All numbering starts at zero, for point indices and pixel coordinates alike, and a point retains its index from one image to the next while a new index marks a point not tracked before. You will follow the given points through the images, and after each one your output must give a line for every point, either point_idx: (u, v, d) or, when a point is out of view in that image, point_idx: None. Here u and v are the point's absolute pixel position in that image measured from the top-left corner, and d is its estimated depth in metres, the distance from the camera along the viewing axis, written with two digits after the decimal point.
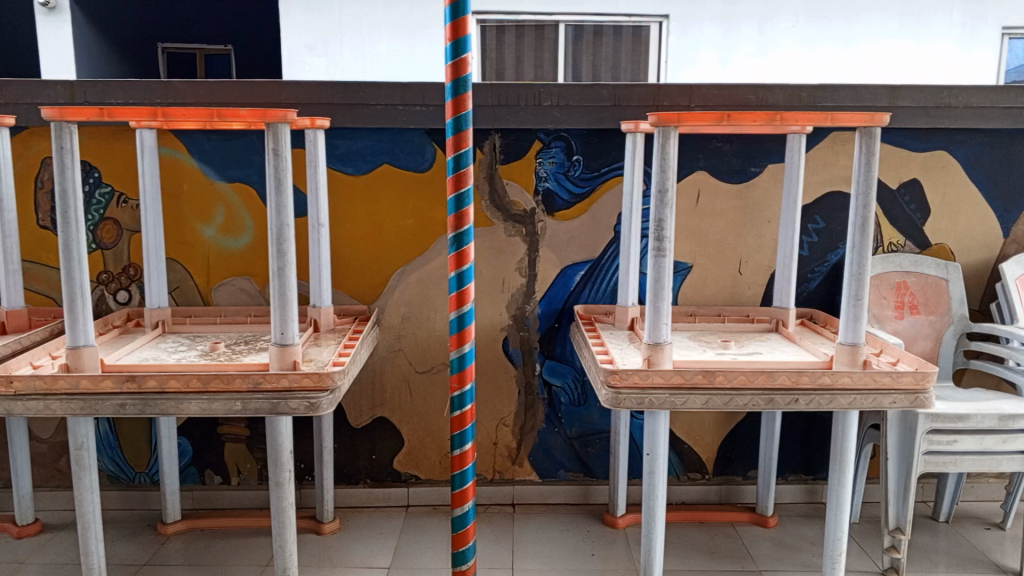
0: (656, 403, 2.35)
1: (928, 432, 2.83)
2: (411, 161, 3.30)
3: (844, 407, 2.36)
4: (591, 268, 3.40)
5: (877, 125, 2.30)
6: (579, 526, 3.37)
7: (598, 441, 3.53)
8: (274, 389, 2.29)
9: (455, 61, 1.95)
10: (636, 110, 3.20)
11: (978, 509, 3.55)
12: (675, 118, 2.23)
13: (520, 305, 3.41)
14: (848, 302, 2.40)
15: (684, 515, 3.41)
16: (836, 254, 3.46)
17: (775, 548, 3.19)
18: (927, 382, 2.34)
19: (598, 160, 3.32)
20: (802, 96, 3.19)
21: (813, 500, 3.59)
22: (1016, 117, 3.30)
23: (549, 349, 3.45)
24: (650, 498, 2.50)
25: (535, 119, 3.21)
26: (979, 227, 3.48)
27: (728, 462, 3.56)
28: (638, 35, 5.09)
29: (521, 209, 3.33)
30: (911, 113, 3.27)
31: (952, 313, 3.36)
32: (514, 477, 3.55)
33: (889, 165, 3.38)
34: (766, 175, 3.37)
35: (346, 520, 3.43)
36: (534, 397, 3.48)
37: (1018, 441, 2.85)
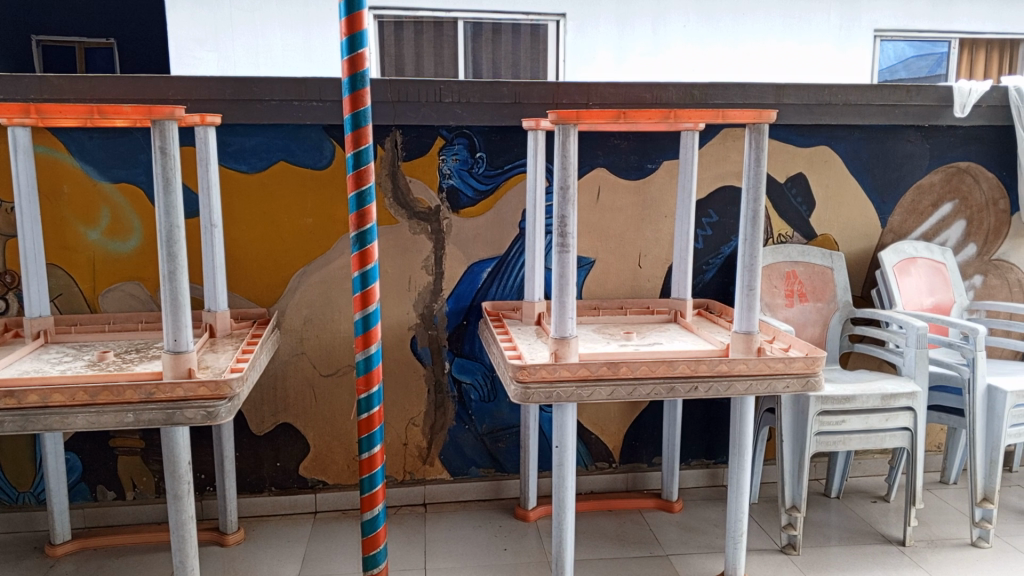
0: (563, 396, 2.38)
1: (819, 413, 2.98)
2: (310, 159, 3.22)
3: (742, 393, 2.47)
4: (497, 264, 3.40)
5: (765, 122, 2.40)
6: (491, 522, 3.38)
7: (508, 436, 3.55)
8: (168, 398, 2.19)
9: (352, 56, 1.92)
10: (536, 107, 3.23)
11: (865, 484, 3.77)
12: (574, 116, 2.26)
13: (427, 303, 3.38)
14: (742, 292, 2.50)
15: (593, 505, 3.48)
16: (729, 247, 3.59)
17: (681, 532, 3.29)
18: (816, 366, 2.47)
19: (502, 157, 3.32)
20: (694, 94, 3.30)
21: (714, 484, 3.73)
22: (889, 114, 3.53)
23: (458, 347, 3.44)
24: (560, 490, 2.53)
25: (436, 116, 3.19)
26: (860, 218, 3.68)
27: (634, 450, 3.64)
28: (537, 33, 5.15)
29: (426, 206, 3.30)
30: (795, 110, 3.43)
31: (837, 300, 3.55)
32: (425, 477, 3.52)
33: (776, 160, 3.54)
34: (663, 172, 3.47)
35: (250, 530, 3.32)
36: (444, 396, 3.46)
37: (899, 418, 3.04)
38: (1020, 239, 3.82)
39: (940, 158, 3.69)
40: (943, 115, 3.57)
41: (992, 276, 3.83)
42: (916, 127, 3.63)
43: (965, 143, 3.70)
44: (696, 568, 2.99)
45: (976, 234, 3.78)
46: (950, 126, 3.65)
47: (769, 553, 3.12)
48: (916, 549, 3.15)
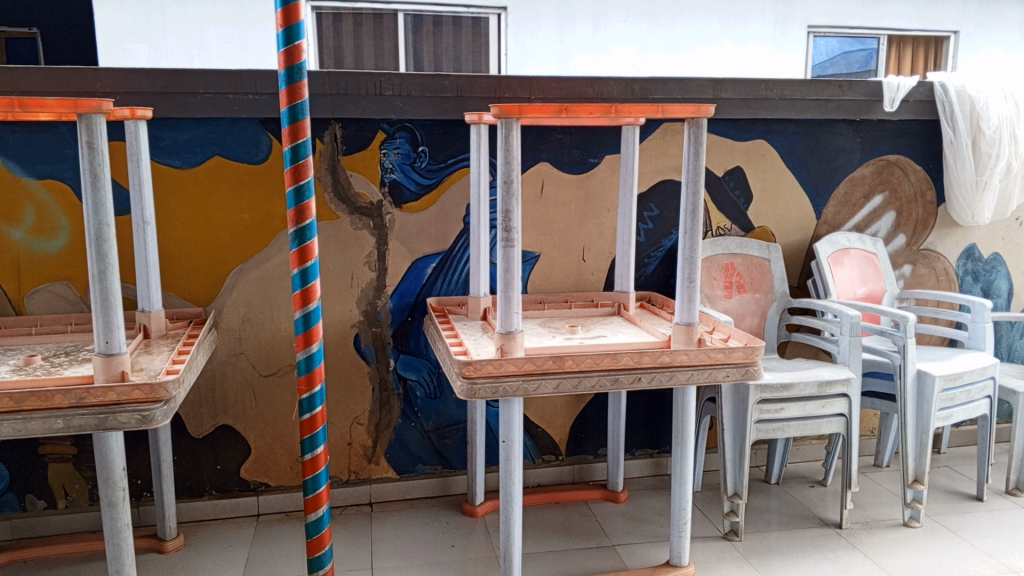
0: (509, 391, 2.37)
1: (759, 401, 3.05)
2: (245, 153, 3.14)
3: (683, 382, 2.50)
4: (442, 260, 3.38)
5: (704, 116, 2.43)
6: (438, 518, 3.36)
7: (454, 432, 3.53)
8: (100, 403, 2.11)
9: (288, 47, 1.88)
10: (478, 101, 3.21)
11: (803, 469, 3.88)
12: (517, 110, 2.25)
13: (371, 300, 3.34)
14: (683, 284, 2.54)
15: (540, 498, 3.49)
16: (669, 240, 3.64)
17: (626, 522, 3.32)
18: (755, 356, 2.53)
19: (445, 151, 3.30)
20: (635, 89, 3.33)
21: (658, 473, 3.78)
22: (822, 108, 3.62)
23: (402, 344, 3.41)
24: (507, 485, 2.53)
25: (376, 109, 3.14)
26: (796, 210, 3.77)
27: (580, 442, 3.67)
28: (477, 27, 5.14)
29: (367, 201, 3.26)
30: (733, 104, 3.49)
31: (774, 290, 3.62)
32: (370, 476, 3.48)
33: (715, 153, 3.59)
34: (605, 166, 3.49)
35: (191, 536, 3.23)
36: (389, 393, 3.43)
37: (835, 405, 3.13)
38: (946, 229, 3.97)
39: (871, 151, 3.80)
40: (874, 109, 3.69)
41: (921, 265, 3.97)
42: (848, 121, 3.74)
43: (895, 136, 3.82)
44: (642, 558, 3.02)
45: (905, 225, 3.91)
46: (881, 120, 3.77)
47: (712, 540, 3.18)
48: (852, 531, 3.25)
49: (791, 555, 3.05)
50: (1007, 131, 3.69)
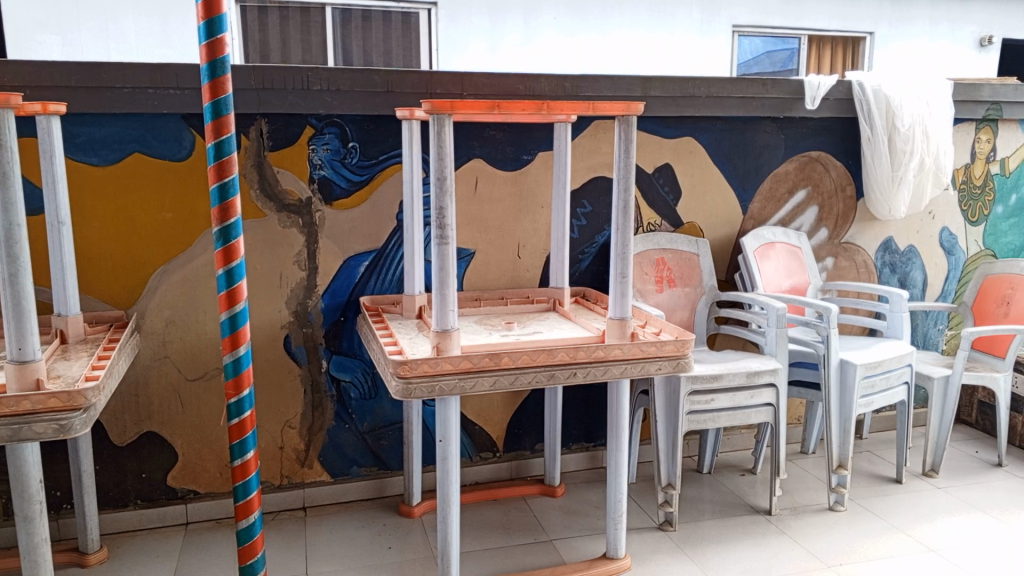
0: (445, 389, 2.35)
1: (690, 393, 3.10)
2: (167, 150, 3.03)
3: (618, 376, 2.53)
4: (375, 258, 3.33)
5: (634, 113, 2.47)
6: (375, 521, 3.31)
7: (389, 433, 3.49)
8: (13, 413, 1.99)
9: (210, 40, 1.84)
10: (409, 97, 3.17)
11: (733, 458, 3.98)
12: (448, 105, 2.22)
13: (301, 300, 3.27)
14: (616, 279, 2.57)
15: (478, 496, 3.48)
16: (602, 236, 3.68)
17: (563, 516, 3.34)
18: (686, 348, 2.58)
19: (376, 147, 3.25)
20: (566, 86, 3.35)
21: (594, 466, 3.82)
22: (748, 106, 3.71)
23: (335, 344, 3.35)
24: (444, 484, 2.51)
25: (304, 104, 3.08)
26: (723, 206, 3.86)
27: (517, 439, 3.68)
28: (407, 22, 5.28)
29: (296, 198, 3.19)
30: (662, 102, 3.54)
31: (703, 284, 3.70)
32: (304, 480, 3.41)
33: (645, 151, 3.64)
34: (538, 163, 3.50)
35: (115, 548, 3.10)
36: (321, 396, 3.37)
37: (763, 394, 3.21)
38: (865, 223, 4.12)
39: (794, 148, 3.92)
40: (797, 107, 3.80)
41: (842, 257, 4.12)
42: (772, 119, 3.84)
43: (816, 133, 3.95)
44: (579, 551, 3.05)
45: (827, 220, 4.04)
46: (803, 118, 3.89)
47: (647, 531, 3.23)
48: (780, 517, 3.35)
49: (723, 543, 3.12)
50: (920, 129, 3.84)
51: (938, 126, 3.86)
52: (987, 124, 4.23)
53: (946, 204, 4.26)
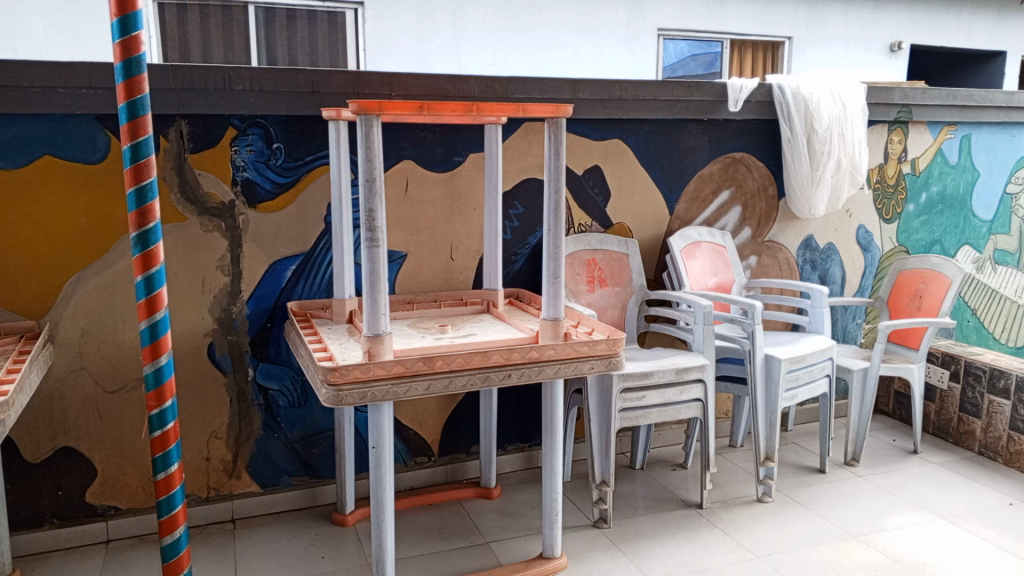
0: (378, 395, 2.32)
1: (622, 391, 3.15)
2: (79, 152, 2.90)
3: (551, 376, 2.54)
4: (302, 262, 3.26)
5: (563, 116, 2.48)
6: (307, 530, 3.24)
7: (321, 441, 3.42)
8: None
9: (125, 38, 1.79)
10: (336, 97, 3.11)
11: (665, 453, 4.05)
12: (376, 106, 2.18)
13: (225, 306, 3.17)
14: (548, 280, 2.58)
15: (412, 501, 3.44)
16: (534, 237, 3.69)
17: (500, 518, 3.33)
18: (617, 347, 2.61)
19: (301, 148, 3.18)
20: (496, 88, 3.35)
21: (530, 466, 3.83)
22: (673, 108, 3.78)
23: (262, 352, 3.26)
24: (377, 491, 2.47)
25: (227, 105, 2.99)
26: (651, 207, 3.93)
27: (452, 442, 3.65)
28: (334, 22, 5.21)
29: (218, 201, 3.09)
30: (590, 104, 3.58)
31: (633, 284, 3.75)
32: (232, 492, 3.31)
33: (574, 152, 3.67)
34: (469, 165, 3.49)
35: (29, 571, 2.95)
36: (248, 405, 3.27)
37: (692, 390, 3.28)
38: (787, 222, 4.26)
39: (718, 149, 4.02)
40: (720, 110, 3.90)
41: (765, 255, 4.24)
42: (697, 121, 3.93)
43: (739, 135, 4.05)
44: (515, 552, 3.05)
45: (750, 219, 4.16)
46: (726, 120, 3.99)
47: (582, 529, 3.25)
48: (711, 510, 3.42)
49: (656, 538, 3.16)
50: (836, 130, 3.98)
51: (853, 127, 4.01)
52: (899, 126, 4.41)
53: (861, 203, 4.43)
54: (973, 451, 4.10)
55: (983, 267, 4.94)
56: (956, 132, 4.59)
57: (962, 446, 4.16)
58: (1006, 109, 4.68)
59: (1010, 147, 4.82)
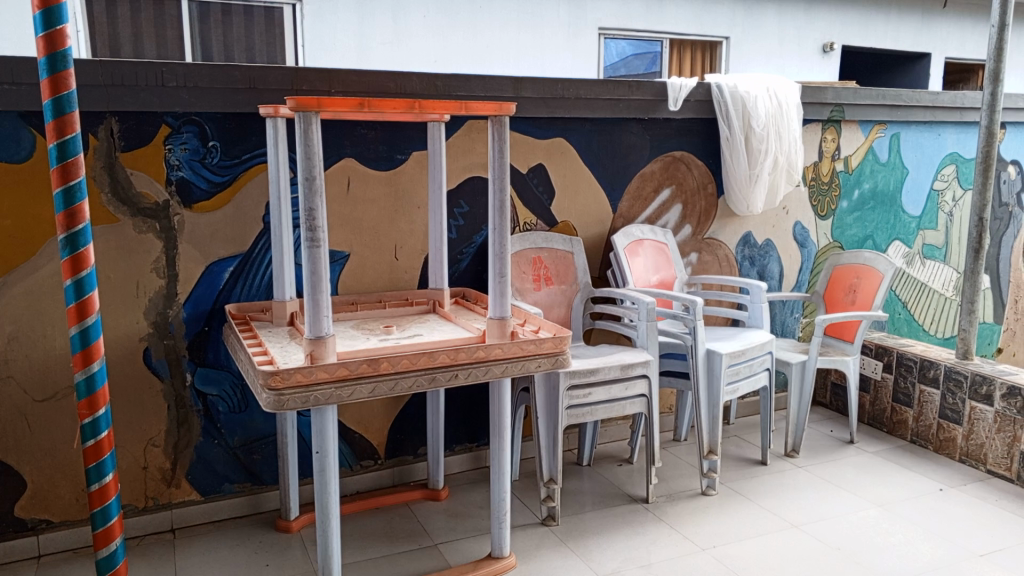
0: (321, 399, 2.27)
1: (569, 388, 3.16)
2: (2, 151, 2.77)
3: (499, 376, 2.54)
4: (241, 263, 3.19)
5: (506, 114, 2.48)
6: (250, 538, 3.16)
7: (262, 447, 3.35)
8: None
9: (49, 32, 1.73)
10: (274, 94, 3.05)
11: (611, 449, 4.09)
12: (315, 103, 2.14)
13: (160, 310, 3.08)
14: (494, 279, 2.57)
15: (359, 505, 3.39)
16: (480, 236, 3.68)
17: (447, 519, 3.32)
18: (564, 345, 2.62)
19: (238, 146, 3.10)
20: (438, 86, 3.33)
21: (478, 466, 3.82)
22: (615, 107, 3.82)
23: (200, 356, 3.17)
24: (322, 496, 2.43)
25: (159, 101, 2.89)
26: (595, 205, 3.95)
27: (398, 444, 3.62)
28: (271, 17, 5.11)
29: (152, 202, 3.00)
30: (533, 103, 3.59)
31: (578, 281, 3.76)
32: (171, 501, 3.21)
33: (518, 151, 3.67)
34: (412, 163, 3.46)
35: None
36: (187, 411, 3.18)
37: (637, 386, 3.32)
38: (726, 219, 4.34)
39: (659, 148, 4.08)
40: (660, 109, 3.95)
41: (706, 253, 4.31)
42: (638, 120, 3.98)
43: (679, 134, 4.12)
44: (464, 553, 3.03)
45: (691, 217, 4.23)
46: (667, 119, 4.05)
47: (531, 527, 3.25)
48: (657, 504, 3.47)
49: (604, 535, 3.19)
50: (773, 129, 4.07)
51: (789, 126, 4.12)
52: (832, 125, 4.54)
53: (797, 200, 4.55)
54: (906, 439, 4.24)
55: (913, 261, 5.12)
56: (886, 131, 4.75)
57: (895, 435, 4.31)
58: (931, 109, 4.86)
59: (936, 145, 5.00)
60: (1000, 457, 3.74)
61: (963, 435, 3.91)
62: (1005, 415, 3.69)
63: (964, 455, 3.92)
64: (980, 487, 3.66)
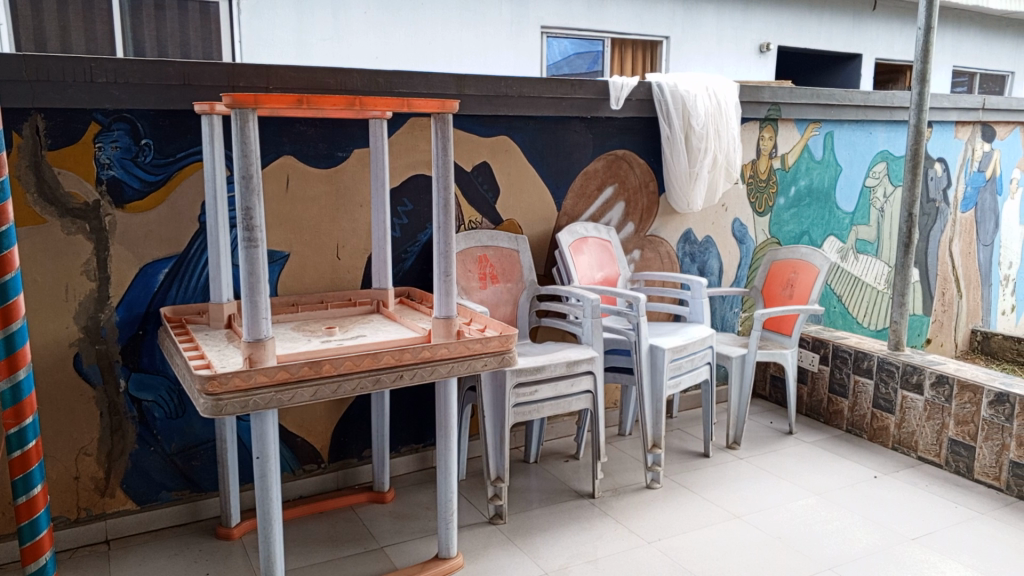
0: (261, 403, 2.22)
1: (515, 386, 3.16)
2: None
3: (444, 375, 2.52)
4: (176, 265, 3.10)
5: (449, 111, 2.46)
6: (189, 547, 3.08)
7: (202, 452, 3.27)
8: None
9: None
10: (209, 90, 2.97)
11: (558, 445, 4.12)
12: (252, 99, 2.09)
13: (91, 314, 2.97)
14: (440, 278, 2.56)
15: (303, 510, 3.34)
16: (424, 234, 3.65)
17: (393, 521, 3.29)
18: (510, 343, 2.62)
19: (172, 144, 3.02)
20: (379, 82, 3.29)
21: (424, 466, 3.80)
22: (558, 105, 3.84)
23: (134, 361, 3.07)
24: (264, 501, 2.37)
25: (87, 97, 2.79)
26: (539, 203, 3.96)
27: (343, 447, 3.58)
28: (206, 12, 4.99)
29: (81, 202, 2.89)
30: (476, 100, 3.57)
31: (524, 279, 3.77)
32: (105, 511, 3.11)
33: (462, 148, 3.66)
34: (353, 160, 3.41)
35: None
36: (121, 417, 3.08)
37: (582, 382, 3.34)
38: (667, 216, 4.41)
39: (602, 146, 4.11)
40: (602, 107, 3.99)
41: (648, 250, 4.37)
42: (581, 118, 4.00)
43: (621, 132, 4.16)
44: (410, 555, 3.01)
45: (633, 214, 4.27)
46: (609, 117, 4.08)
47: (478, 526, 3.25)
48: (603, 499, 3.50)
49: (551, 531, 3.20)
50: (712, 128, 4.15)
51: (727, 125, 4.20)
52: (769, 123, 4.65)
53: (735, 197, 4.64)
54: (842, 429, 4.37)
55: (847, 256, 5.29)
56: (820, 129, 4.88)
57: (831, 425, 4.43)
58: (863, 108, 5.02)
59: (867, 143, 5.16)
60: (930, 444, 3.88)
61: (895, 424, 4.05)
62: (934, 403, 3.84)
63: (897, 443, 4.06)
64: (912, 474, 3.80)
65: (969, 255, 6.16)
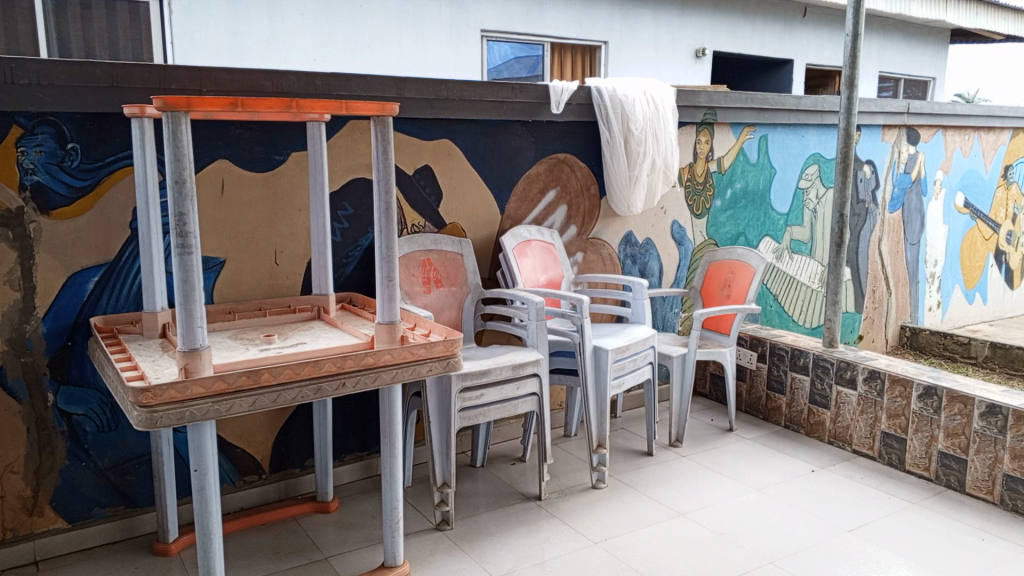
0: (198, 414, 2.16)
1: (460, 390, 3.15)
2: None
3: (388, 381, 2.50)
4: (106, 273, 2.99)
5: (389, 115, 2.44)
6: (124, 565, 2.98)
7: (137, 466, 3.16)
8: None
9: None
10: (139, 92, 2.88)
11: (504, 448, 4.12)
12: (183, 102, 2.04)
13: (15, 325, 2.85)
14: (382, 283, 2.53)
15: (244, 522, 3.26)
16: (366, 238, 3.61)
17: (338, 531, 3.24)
18: (454, 348, 2.62)
19: (101, 148, 2.92)
20: (317, 85, 3.25)
21: (369, 474, 3.76)
22: (499, 109, 3.85)
23: (63, 374, 2.96)
24: (203, 515, 2.30)
25: (8, 99, 2.68)
26: (482, 206, 3.96)
27: (284, 457, 3.51)
28: (135, 12, 4.82)
29: (3, 209, 2.77)
30: (417, 103, 3.56)
31: (468, 283, 3.76)
32: (33, 531, 2.98)
33: (403, 152, 3.63)
34: (291, 164, 3.36)
35: None
36: (50, 433, 2.96)
37: (528, 385, 3.35)
38: (608, 219, 4.46)
39: (544, 149, 4.14)
40: (543, 111, 4.01)
41: (590, 252, 4.41)
42: (522, 122, 4.02)
43: (562, 136, 4.19)
44: (355, 564, 2.97)
45: (575, 217, 4.31)
46: (550, 121, 4.11)
47: (424, 533, 3.22)
48: (549, 500, 3.51)
49: (498, 535, 3.20)
50: (650, 131, 4.21)
51: (665, 128, 4.27)
52: (706, 127, 4.74)
53: (674, 199, 4.73)
54: (780, 424, 4.48)
55: (782, 256, 5.43)
56: (755, 133, 5.01)
57: (770, 421, 4.54)
58: (796, 112, 5.16)
59: (800, 146, 5.32)
60: (864, 437, 4.01)
61: (830, 419, 4.18)
62: (867, 398, 3.97)
63: (832, 437, 4.18)
64: (847, 467, 3.92)
65: (898, 254, 6.40)
